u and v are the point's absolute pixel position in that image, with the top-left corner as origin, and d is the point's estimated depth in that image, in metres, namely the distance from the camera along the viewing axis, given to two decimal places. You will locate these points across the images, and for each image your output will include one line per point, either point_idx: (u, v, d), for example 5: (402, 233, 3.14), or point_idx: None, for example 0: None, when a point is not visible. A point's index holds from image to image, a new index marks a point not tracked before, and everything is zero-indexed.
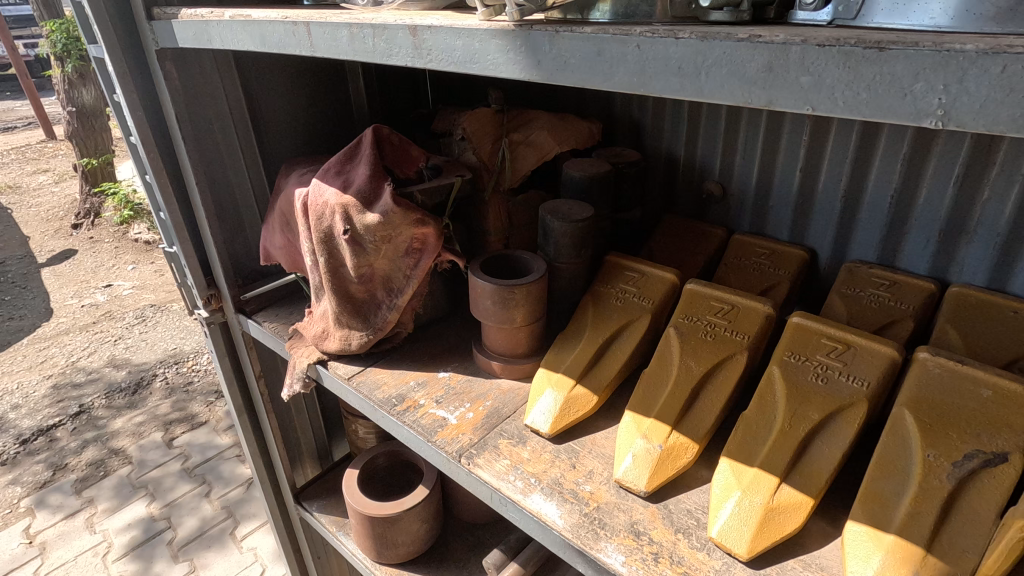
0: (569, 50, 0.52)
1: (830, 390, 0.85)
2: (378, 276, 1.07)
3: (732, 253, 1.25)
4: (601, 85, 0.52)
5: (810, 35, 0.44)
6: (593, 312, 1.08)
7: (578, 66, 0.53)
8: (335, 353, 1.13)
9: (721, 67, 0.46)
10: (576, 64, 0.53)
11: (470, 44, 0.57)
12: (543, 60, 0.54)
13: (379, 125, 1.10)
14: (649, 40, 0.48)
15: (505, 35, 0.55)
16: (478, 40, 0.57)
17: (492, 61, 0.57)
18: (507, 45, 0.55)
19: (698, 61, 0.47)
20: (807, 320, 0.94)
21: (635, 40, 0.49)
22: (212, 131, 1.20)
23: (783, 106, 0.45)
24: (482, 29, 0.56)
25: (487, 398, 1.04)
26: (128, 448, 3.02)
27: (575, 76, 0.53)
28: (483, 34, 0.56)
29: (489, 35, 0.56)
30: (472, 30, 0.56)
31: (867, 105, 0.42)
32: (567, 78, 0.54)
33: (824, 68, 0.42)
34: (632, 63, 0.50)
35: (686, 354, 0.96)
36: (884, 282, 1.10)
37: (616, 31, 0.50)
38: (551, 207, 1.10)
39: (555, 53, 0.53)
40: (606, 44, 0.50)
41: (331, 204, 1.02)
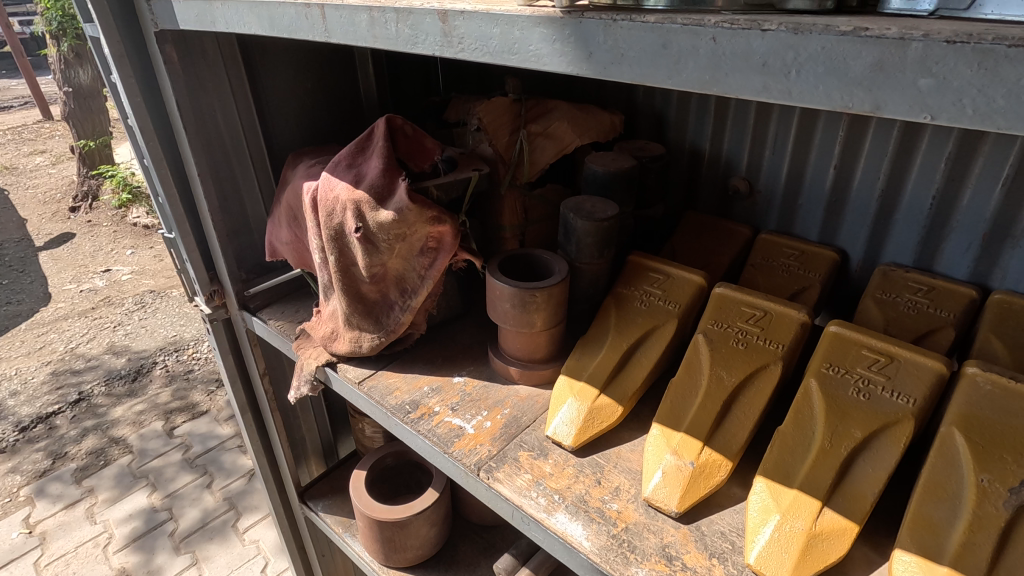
0: (626, 42, 0.47)
1: (873, 407, 0.81)
2: (390, 275, 1.02)
3: (759, 254, 1.19)
4: (663, 82, 0.46)
5: (930, 29, 0.38)
6: (616, 315, 1.03)
7: (635, 61, 0.47)
8: (345, 355, 1.08)
9: (817, 64, 0.41)
10: (633, 58, 0.47)
11: (509, 32, 0.51)
12: (595, 52, 0.48)
13: (392, 115, 1.03)
14: (725, 32, 0.43)
15: (551, 23, 0.49)
16: (518, 28, 0.51)
17: (534, 53, 0.51)
18: (553, 35, 0.50)
19: (788, 57, 0.41)
20: (845, 329, 0.89)
21: (710, 32, 0.43)
22: (215, 119, 1.14)
23: (893, 112, 0.39)
24: (523, 16, 0.50)
25: (504, 405, 0.99)
26: (129, 437, 2.99)
27: (632, 72, 0.47)
28: (525, 21, 0.50)
29: (532, 22, 0.50)
30: (511, 18, 0.51)
31: (1003, 114, 0.36)
32: (622, 74, 0.48)
33: (951, 69, 0.37)
34: (704, 58, 0.44)
35: (717, 364, 0.92)
36: (921, 287, 1.05)
37: (687, 20, 0.44)
38: (574, 204, 1.04)
39: (609, 45, 0.47)
40: (673, 36, 0.45)
41: (342, 200, 0.96)
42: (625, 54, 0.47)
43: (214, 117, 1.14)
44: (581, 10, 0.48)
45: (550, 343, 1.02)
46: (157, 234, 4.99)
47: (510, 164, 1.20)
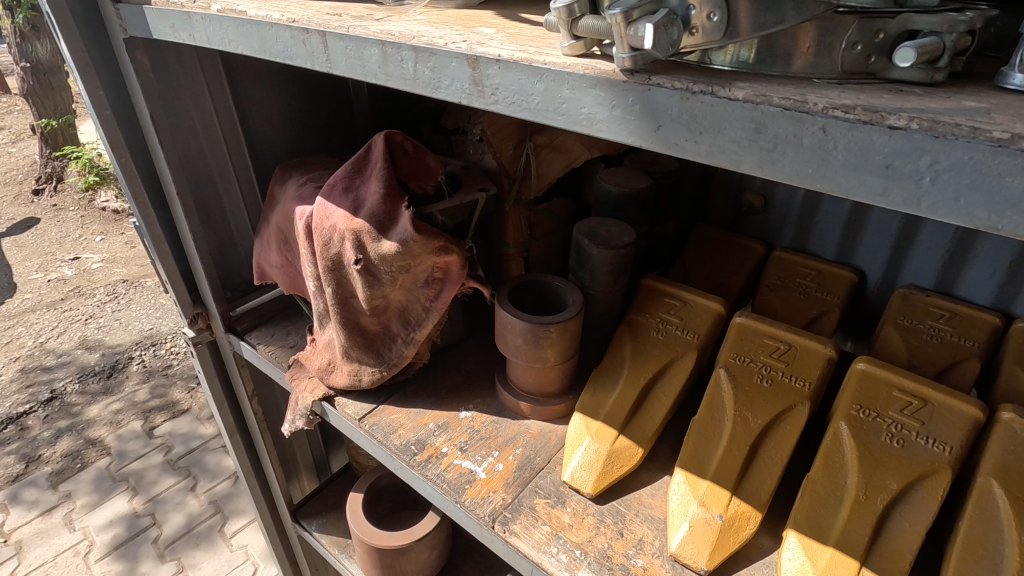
0: (704, 115, 0.41)
1: (907, 455, 0.77)
2: (393, 307, 0.95)
3: (775, 273, 1.14)
4: (752, 170, 0.41)
5: None
6: (631, 345, 0.98)
7: (714, 139, 0.41)
8: (343, 389, 1.02)
9: (959, 175, 0.35)
10: (714, 136, 0.41)
11: (556, 91, 0.46)
12: (664, 124, 0.43)
13: (391, 130, 0.95)
14: (839, 123, 0.37)
15: (612, 88, 0.44)
16: (568, 87, 0.45)
17: (587, 115, 0.46)
18: (611, 99, 0.44)
19: (922, 164, 0.35)
20: (874, 367, 0.85)
21: (820, 121, 0.37)
22: (194, 130, 1.05)
23: None
24: (573, 74, 0.45)
25: (516, 444, 0.94)
26: (106, 439, 2.88)
27: (710, 152, 0.42)
28: (577, 80, 0.45)
29: (587, 82, 0.44)
30: (560, 75, 0.45)
31: None
32: (694, 151, 0.42)
33: None
34: (808, 149, 0.38)
35: (742, 404, 0.87)
36: (942, 312, 1.02)
37: (789, 104, 0.38)
38: (587, 228, 0.98)
39: (683, 117, 0.42)
40: (768, 119, 0.39)
41: (339, 228, 0.88)
42: (706, 131, 0.41)
43: (193, 129, 1.04)
44: (649, 73, 0.42)
45: (562, 375, 0.97)
46: (128, 220, 4.77)
47: (516, 179, 1.11)
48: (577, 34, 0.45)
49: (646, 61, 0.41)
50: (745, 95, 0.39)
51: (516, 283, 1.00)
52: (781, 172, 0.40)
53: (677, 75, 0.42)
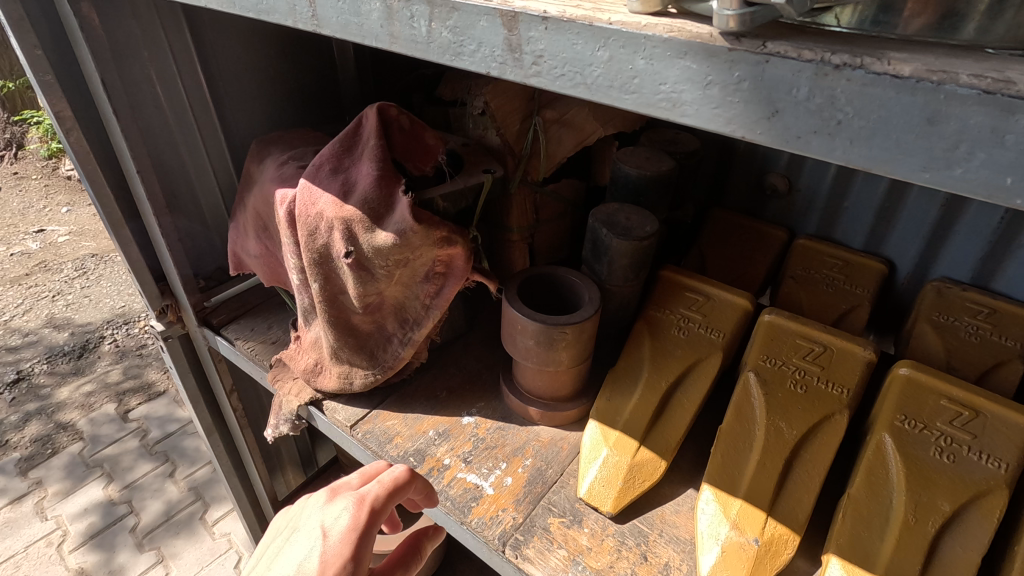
0: (846, 95, 0.31)
1: (959, 472, 0.71)
2: (389, 304, 0.84)
3: (799, 264, 1.05)
4: (916, 177, 0.31)
5: None
6: (650, 344, 0.89)
7: (859, 133, 0.32)
8: (333, 393, 0.92)
9: None
10: (862, 128, 0.31)
11: (627, 61, 0.36)
12: (782, 108, 0.33)
13: (385, 102, 0.83)
14: None
15: (712, 59, 0.34)
16: (644, 57, 0.36)
17: (666, 93, 0.36)
18: (707, 72, 0.34)
19: None
20: (917, 373, 0.78)
21: None
22: (155, 97, 0.92)
23: None
24: (645, 36, 0.35)
25: (525, 454, 0.86)
26: (78, 423, 2.75)
27: (850, 148, 0.32)
28: (654, 47, 0.35)
29: (673, 51, 0.35)
30: (630, 37, 0.35)
31: None
32: (825, 146, 0.33)
33: None
34: (1010, 152, 0.28)
35: (774, 413, 0.80)
36: (981, 308, 0.95)
37: (992, 85, 0.28)
38: (605, 216, 0.88)
39: (814, 104, 0.32)
40: (954, 106, 0.29)
41: (327, 216, 0.77)
42: (854, 122, 0.32)
43: (154, 95, 0.91)
44: (763, 40, 0.33)
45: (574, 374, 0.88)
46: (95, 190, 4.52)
47: (522, 157, 1.00)
48: None
49: (757, 23, 0.32)
50: (915, 72, 0.30)
51: (525, 277, 0.90)
52: (955, 178, 0.31)
53: (800, 43, 0.32)
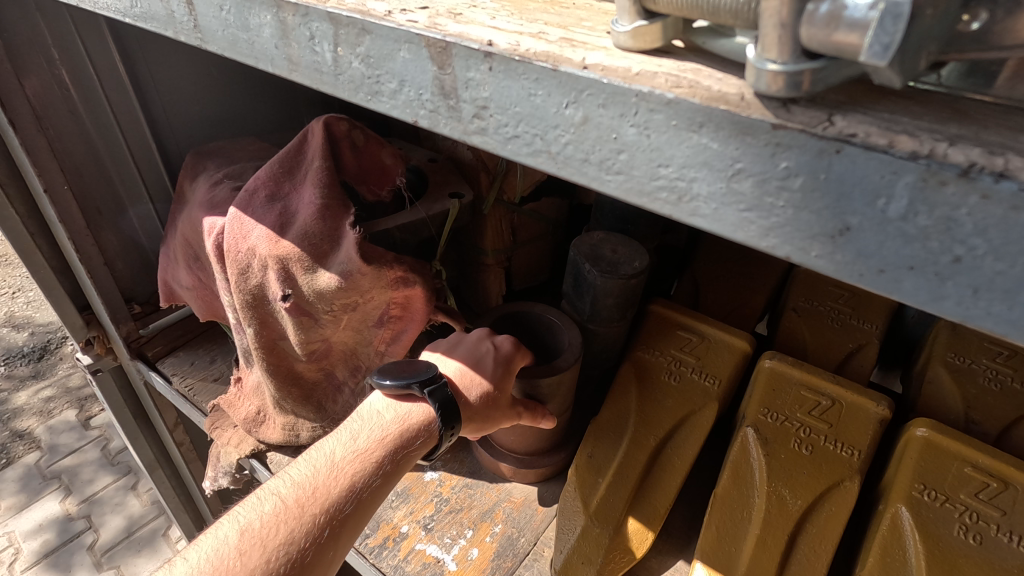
0: (975, 221, 0.20)
1: (988, 558, 0.62)
2: (337, 350, 0.73)
3: (802, 294, 0.95)
4: None
5: None
6: (638, 392, 0.79)
7: (991, 280, 0.21)
8: (277, 444, 0.81)
9: None
10: (996, 274, 0.21)
11: (610, 127, 0.27)
12: (857, 224, 0.23)
13: (334, 115, 0.71)
14: None
15: (745, 138, 0.24)
16: (635, 123, 0.26)
17: (666, 173, 0.26)
18: (735, 156, 0.24)
19: None
20: (937, 435, 0.68)
21: None
22: (67, 101, 0.79)
23: None
24: (633, 92, 0.25)
25: (494, 520, 0.77)
26: (34, 431, 2.53)
27: (969, 299, 0.22)
28: (649, 108, 0.25)
29: (683, 120, 0.25)
30: (617, 93, 0.26)
31: None
32: (928, 290, 0.22)
33: None
34: None
35: (776, 479, 0.70)
36: (1001, 350, 0.86)
37: None
38: (590, 248, 0.77)
39: (900, 229, 0.22)
40: None
41: (260, 253, 0.65)
42: (985, 263, 0.21)
43: (67, 100, 0.79)
44: (830, 111, 0.23)
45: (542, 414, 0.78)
46: None
47: (496, 175, 0.87)
48: (656, 10, 0.27)
49: (825, 82, 0.23)
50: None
51: (495, 317, 0.79)
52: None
53: (887, 121, 0.22)
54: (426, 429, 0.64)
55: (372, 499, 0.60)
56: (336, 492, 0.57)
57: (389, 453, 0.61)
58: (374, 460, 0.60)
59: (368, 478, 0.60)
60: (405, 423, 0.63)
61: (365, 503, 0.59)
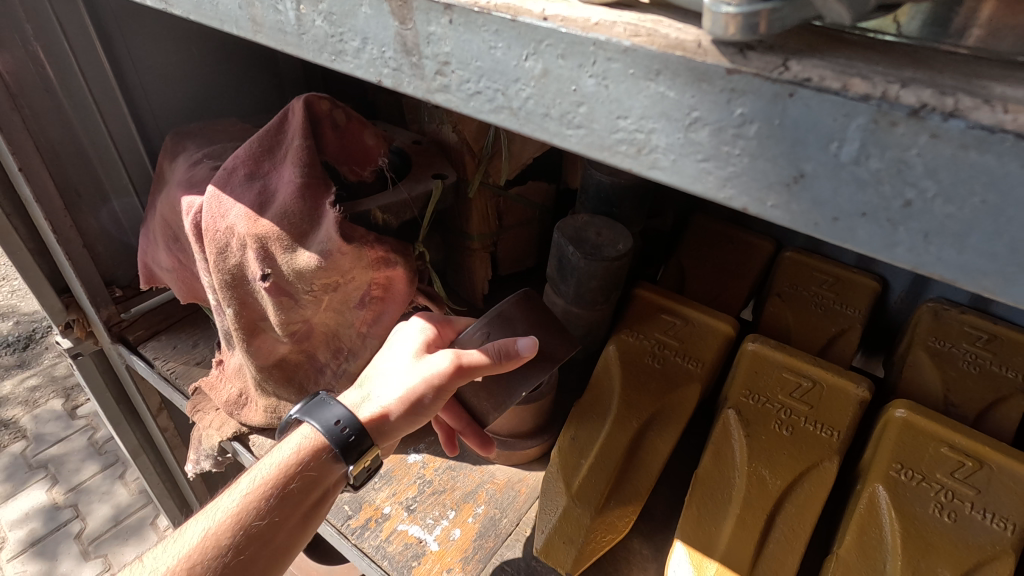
0: (925, 162, 0.21)
1: (962, 535, 0.63)
2: (319, 332, 0.73)
3: (786, 279, 0.96)
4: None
5: None
6: (621, 374, 0.79)
7: (942, 223, 0.21)
8: (259, 427, 0.80)
9: None
10: (948, 218, 0.21)
11: (570, 79, 0.26)
12: (814, 172, 0.23)
13: (314, 94, 0.70)
14: None
15: (701, 85, 0.24)
16: (594, 74, 0.26)
17: (629, 126, 0.26)
18: (692, 105, 0.24)
19: None
20: (915, 415, 0.69)
21: None
22: (40, 78, 0.77)
23: None
24: (592, 41, 0.25)
25: (477, 501, 0.77)
26: (20, 420, 2.51)
27: (921, 245, 0.22)
28: (609, 60, 0.25)
29: (639, 69, 0.25)
30: (577, 44, 0.25)
31: None
32: (881, 237, 0.23)
33: None
34: None
35: (757, 459, 0.71)
36: (980, 334, 0.87)
37: None
38: (573, 230, 0.77)
39: (859, 173, 0.22)
40: None
41: (239, 232, 0.64)
42: (934, 206, 0.21)
43: (42, 78, 0.78)
44: (786, 56, 0.23)
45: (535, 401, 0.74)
46: None
47: (482, 158, 0.86)
48: None
49: (782, 25, 0.23)
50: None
51: None
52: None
53: (843, 65, 0.22)
54: (303, 470, 0.60)
55: (247, 551, 0.58)
56: (199, 549, 0.56)
57: (264, 500, 0.59)
58: (243, 512, 0.58)
59: (238, 531, 0.58)
60: (279, 466, 0.60)
61: (238, 558, 0.57)
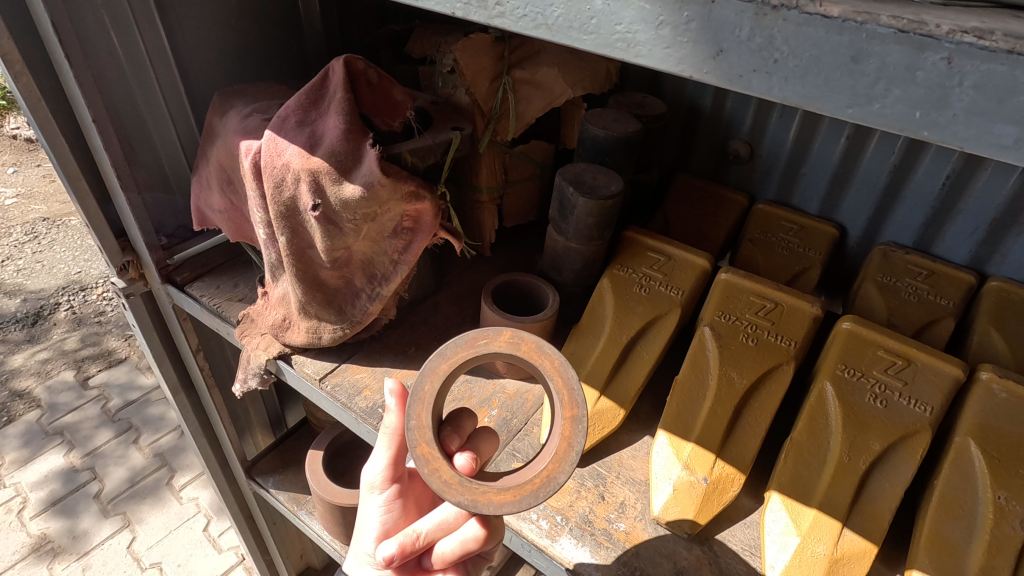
0: (784, 34, 0.35)
1: (891, 416, 0.76)
2: (357, 259, 0.85)
3: (757, 228, 1.10)
4: (840, 112, 0.35)
5: None
6: (614, 300, 0.92)
7: (794, 71, 0.36)
8: (301, 347, 0.93)
9: None
10: (796, 67, 0.35)
11: (585, 2, 0.40)
12: (727, 48, 0.37)
13: (352, 55, 0.82)
14: (971, 52, 0.31)
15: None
16: None
17: (623, 31, 0.40)
18: (660, 13, 0.38)
19: None
20: (859, 326, 0.83)
21: (946, 49, 0.31)
22: (107, 42, 0.89)
23: None
24: None
25: (491, 406, 0.90)
26: (34, 390, 2.59)
27: (786, 86, 0.36)
28: None
29: None
30: None
31: None
32: (764, 84, 0.37)
33: None
34: (920, 86, 0.33)
35: (727, 363, 0.84)
36: (921, 271, 1.01)
37: (907, 24, 0.32)
38: (572, 174, 0.90)
39: (757, 44, 0.36)
40: (875, 44, 0.33)
41: (294, 168, 0.76)
42: (789, 62, 0.36)
43: (108, 41, 0.89)
44: None
45: (571, 440, 0.65)
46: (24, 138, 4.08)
47: (491, 118, 0.99)
48: None
49: None
50: (844, 12, 0.33)
51: (499, 284, 0.97)
52: (877, 114, 0.35)
53: None
54: None
55: None
56: None
57: None
58: None
59: None
60: None
61: None
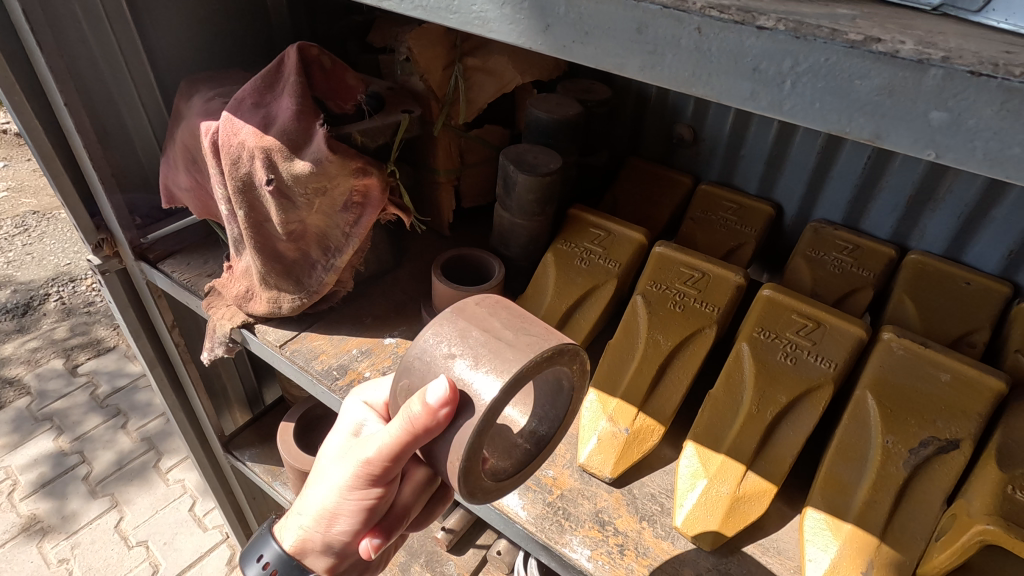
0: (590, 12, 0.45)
1: (798, 371, 0.83)
2: (312, 232, 0.92)
3: (698, 207, 1.17)
4: (636, 73, 0.46)
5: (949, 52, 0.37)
6: (556, 272, 0.99)
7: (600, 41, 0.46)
8: (263, 316, 1.00)
9: (816, 80, 0.40)
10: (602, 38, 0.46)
11: None
12: (552, 24, 0.48)
13: (306, 42, 0.88)
14: (712, 23, 0.41)
15: None
16: None
17: (477, 13, 0.51)
18: None
19: (785, 68, 0.40)
20: (778, 293, 0.90)
21: (695, 22, 0.42)
22: (78, 31, 0.95)
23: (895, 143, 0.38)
24: None
25: None
26: (24, 377, 2.64)
27: (597, 54, 0.47)
28: None
29: None
30: None
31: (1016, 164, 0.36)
32: (582, 53, 0.47)
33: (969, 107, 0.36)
34: (686, 50, 0.43)
35: (654, 327, 0.91)
36: (847, 245, 1.07)
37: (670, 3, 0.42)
38: (515, 155, 0.97)
39: (572, 19, 0.46)
40: (650, 19, 0.43)
41: (249, 146, 0.83)
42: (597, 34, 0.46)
43: (79, 31, 0.95)
44: None
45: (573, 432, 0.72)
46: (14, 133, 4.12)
47: (444, 103, 1.06)
48: None
49: None
50: None
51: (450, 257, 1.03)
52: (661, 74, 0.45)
53: None
54: None
55: None
56: None
57: None
58: None
59: None
60: None
61: None
